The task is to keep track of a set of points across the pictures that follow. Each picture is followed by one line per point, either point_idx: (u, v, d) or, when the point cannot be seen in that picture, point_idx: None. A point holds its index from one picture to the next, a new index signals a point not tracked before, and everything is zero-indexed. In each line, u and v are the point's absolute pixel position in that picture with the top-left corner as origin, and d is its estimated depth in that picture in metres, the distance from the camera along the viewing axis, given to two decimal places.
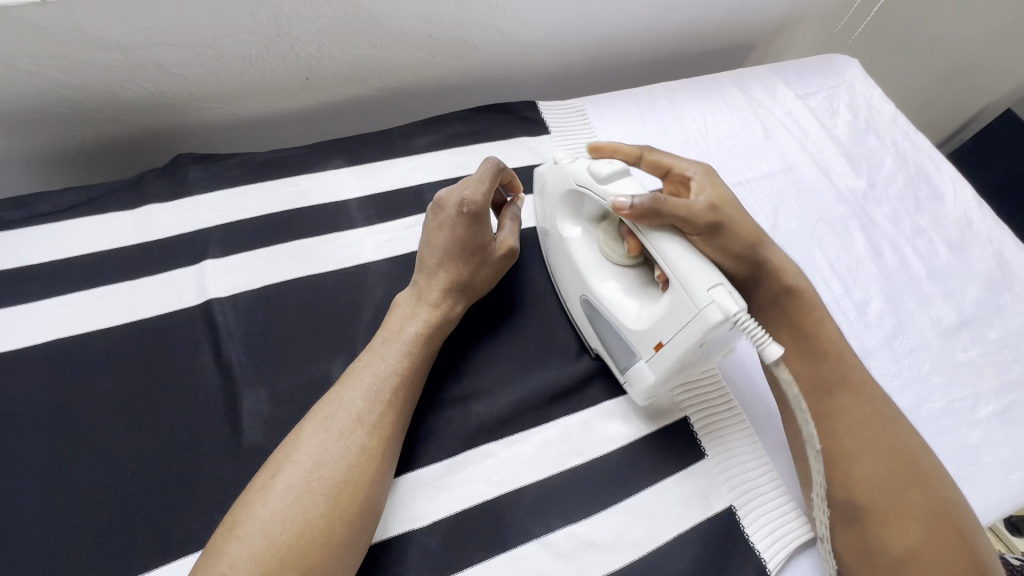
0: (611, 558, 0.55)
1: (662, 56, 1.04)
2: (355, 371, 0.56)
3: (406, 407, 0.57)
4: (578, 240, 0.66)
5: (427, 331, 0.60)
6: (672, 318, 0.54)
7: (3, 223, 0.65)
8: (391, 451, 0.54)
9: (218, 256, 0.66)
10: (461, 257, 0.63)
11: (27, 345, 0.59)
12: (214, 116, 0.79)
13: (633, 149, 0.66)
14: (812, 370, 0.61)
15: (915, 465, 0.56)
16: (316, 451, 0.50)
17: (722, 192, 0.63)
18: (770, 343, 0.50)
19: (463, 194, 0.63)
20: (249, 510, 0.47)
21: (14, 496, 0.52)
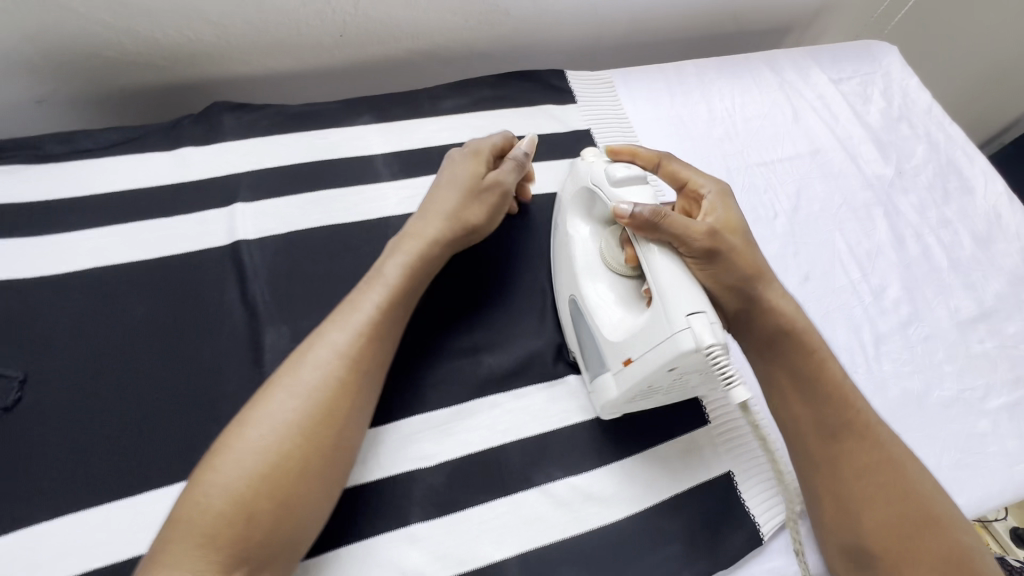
0: (608, 511, 0.57)
1: (695, 33, 1.03)
2: (338, 309, 0.57)
3: (385, 348, 0.56)
4: (582, 239, 0.63)
5: (410, 262, 0.59)
6: (646, 336, 0.53)
7: (50, 157, 0.69)
8: (367, 390, 0.54)
9: (247, 201, 0.69)
10: (456, 189, 0.64)
11: (67, 270, 0.62)
12: (250, 69, 0.81)
13: (654, 155, 0.63)
14: (815, 414, 0.57)
15: (901, 477, 0.54)
16: (295, 384, 0.51)
17: (734, 219, 0.59)
18: (739, 389, 0.49)
19: (470, 141, 0.68)
20: (227, 443, 0.48)
21: (52, 407, 0.56)
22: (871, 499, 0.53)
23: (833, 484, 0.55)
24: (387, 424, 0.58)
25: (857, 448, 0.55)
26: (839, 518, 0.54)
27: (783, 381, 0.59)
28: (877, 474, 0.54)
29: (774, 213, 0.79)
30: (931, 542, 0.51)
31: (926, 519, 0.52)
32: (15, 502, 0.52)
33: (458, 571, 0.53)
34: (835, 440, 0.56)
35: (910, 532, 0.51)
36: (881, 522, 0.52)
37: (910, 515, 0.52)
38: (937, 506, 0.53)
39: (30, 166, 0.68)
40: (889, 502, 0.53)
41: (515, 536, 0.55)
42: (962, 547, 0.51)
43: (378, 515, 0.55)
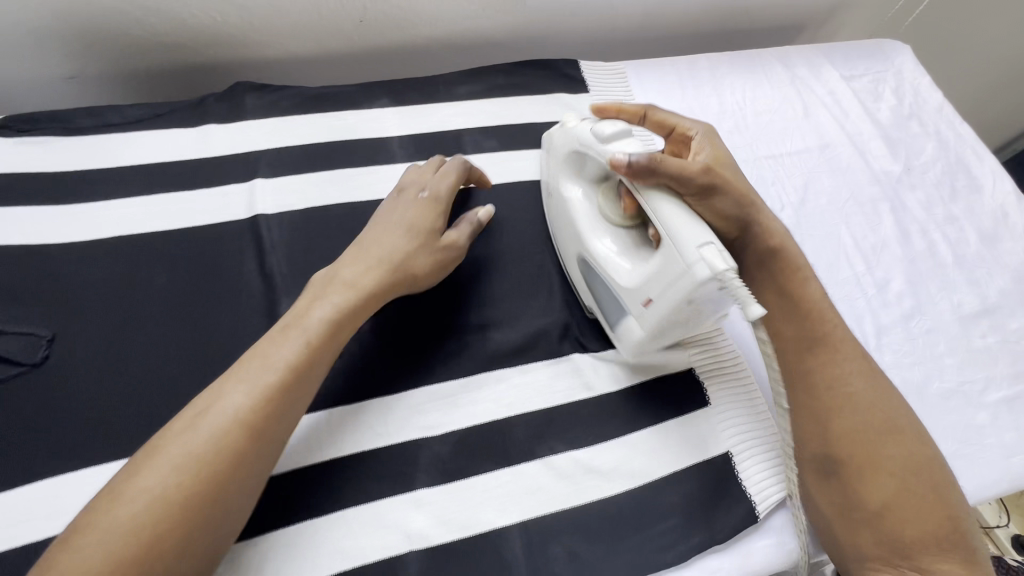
0: (608, 485, 0.59)
1: (709, 28, 1.04)
2: (244, 360, 0.51)
3: (296, 404, 0.52)
4: (579, 200, 0.66)
5: (340, 312, 0.56)
6: (661, 276, 0.55)
7: (80, 130, 0.71)
8: (270, 452, 0.50)
9: (267, 177, 0.71)
10: (405, 235, 0.63)
11: (94, 237, 0.65)
12: (272, 52, 0.84)
13: (639, 107, 0.67)
14: (796, 330, 0.61)
15: (870, 395, 0.58)
16: (179, 453, 0.45)
17: (722, 154, 0.64)
18: (752, 304, 0.49)
19: (427, 184, 0.67)
20: (97, 518, 0.42)
21: (77, 365, 0.58)
22: (843, 409, 0.57)
23: (810, 399, 0.59)
24: (395, 394, 0.61)
25: (831, 365, 0.60)
26: (814, 428, 0.58)
27: (784, 332, 0.62)
28: (848, 389, 0.58)
29: (781, 205, 0.80)
30: (890, 450, 0.56)
31: (889, 432, 0.56)
32: (40, 452, 0.54)
33: (461, 536, 0.55)
34: (810, 355, 0.60)
35: (873, 442, 0.56)
36: (848, 428, 0.56)
37: (877, 425, 0.57)
38: (902, 423, 0.57)
39: (60, 138, 0.70)
40: (859, 412, 0.57)
41: (517, 505, 0.57)
42: (921, 461, 0.55)
43: (385, 479, 0.57)
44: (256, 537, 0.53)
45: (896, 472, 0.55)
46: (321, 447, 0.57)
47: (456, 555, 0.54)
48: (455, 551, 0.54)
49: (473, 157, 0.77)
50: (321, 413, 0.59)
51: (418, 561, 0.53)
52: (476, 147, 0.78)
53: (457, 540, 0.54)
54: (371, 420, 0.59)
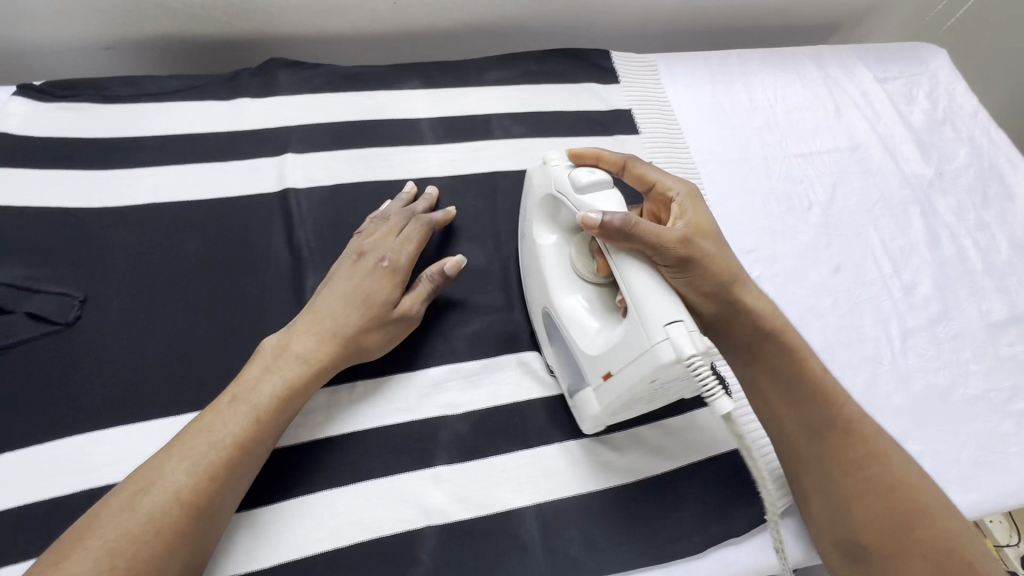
0: (625, 472, 0.59)
1: (740, 24, 1.03)
2: (189, 434, 0.50)
3: (240, 480, 0.50)
4: (550, 250, 0.61)
5: (285, 391, 0.54)
6: (625, 350, 0.51)
7: (117, 98, 0.72)
8: (209, 532, 0.48)
9: (298, 152, 0.71)
10: (356, 308, 0.59)
11: (129, 203, 0.66)
12: (305, 30, 0.84)
13: (620, 157, 0.62)
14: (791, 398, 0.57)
15: (887, 475, 0.53)
16: (114, 535, 0.44)
17: (705, 221, 0.57)
18: (722, 399, 0.46)
19: (388, 249, 0.63)
20: None
21: (107, 328, 0.59)
22: (858, 489, 0.53)
23: (822, 483, 0.55)
24: (418, 372, 0.61)
25: (845, 445, 0.55)
26: (829, 511, 0.54)
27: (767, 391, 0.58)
28: (864, 468, 0.54)
29: (809, 204, 0.80)
30: (919, 532, 0.50)
31: (913, 512, 0.51)
32: (68, 410, 0.55)
33: (478, 514, 0.55)
34: (819, 439, 0.55)
35: (897, 526, 0.51)
36: (866, 510, 0.52)
37: (899, 506, 0.52)
38: (926, 500, 0.52)
39: (97, 105, 0.71)
40: (876, 494, 0.53)
41: (535, 486, 0.57)
42: (952, 538, 0.50)
43: (405, 455, 0.57)
44: (277, 503, 0.54)
45: (929, 554, 0.49)
46: (345, 419, 0.58)
47: (473, 533, 0.54)
48: (472, 528, 0.54)
49: (502, 142, 0.77)
50: (345, 387, 0.59)
51: (435, 536, 0.54)
52: (504, 132, 0.78)
53: (474, 518, 0.55)
54: (394, 396, 0.60)
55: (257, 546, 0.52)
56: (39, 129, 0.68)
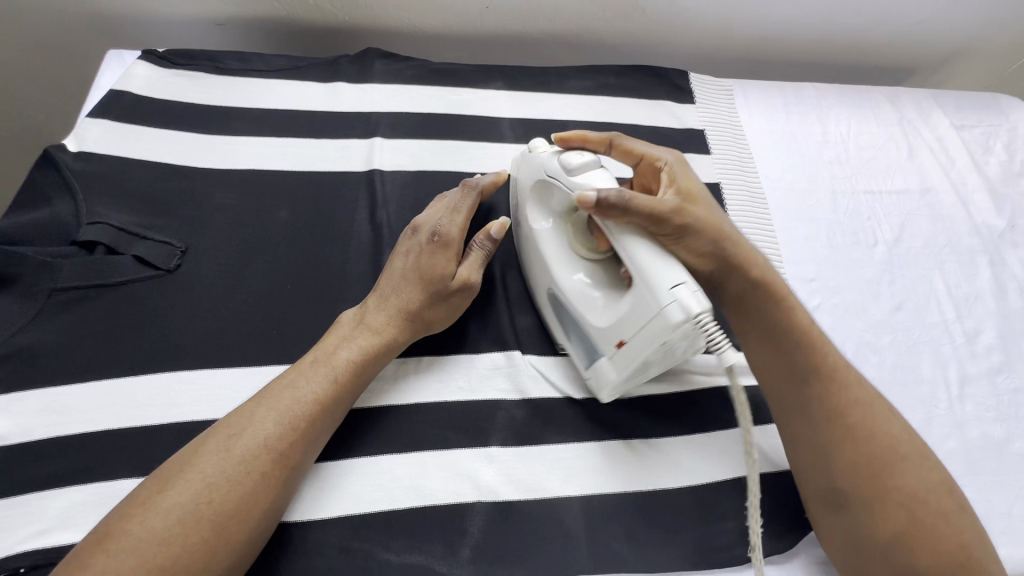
0: (671, 478, 0.60)
1: (815, 56, 1.04)
2: (275, 389, 0.54)
3: (319, 438, 0.54)
4: (546, 230, 0.63)
5: (362, 359, 0.57)
6: (632, 316, 0.52)
7: (228, 70, 0.78)
8: (291, 482, 0.52)
9: (386, 137, 0.76)
10: (417, 284, 0.62)
11: (231, 167, 0.71)
12: (401, 25, 0.89)
13: (605, 136, 0.65)
14: (784, 367, 0.58)
15: (870, 423, 0.55)
16: (211, 471, 0.48)
17: (696, 185, 0.59)
18: (730, 352, 0.50)
19: (438, 222, 0.64)
20: (125, 526, 0.45)
21: (203, 278, 0.64)
22: (844, 442, 0.55)
23: (809, 432, 0.56)
24: (481, 354, 0.64)
25: (829, 395, 0.56)
26: (814, 462, 0.56)
27: (768, 366, 0.59)
28: (849, 417, 0.56)
29: (874, 240, 0.80)
30: (897, 478, 0.53)
31: (889, 460, 0.54)
32: (162, 348, 0.59)
33: (526, 497, 0.57)
34: (805, 387, 0.57)
35: (874, 473, 0.54)
36: (852, 457, 0.54)
37: (878, 456, 0.54)
38: (903, 450, 0.55)
39: (211, 75, 0.77)
40: (856, 443, 0.55)
41: (583, 479, 0.59)
42: (925, 485, 0.53)
43: (463, 431, 0.60)
44: (343, 460, 0.57)
45: (904, 502, 0.52)
46: (408, 390, 0.61)
47: (522, 514, 0.56)
48: (520, 509, 0.56)
49: None
50: (412, 361, 0.63)
51: (485, 513, 0.56)
52: None
53: (523, 501, 0.57)
54: (456, 374, 0.62)
55: (320, 498, 0.55)
56: (159, 92, 0.74)
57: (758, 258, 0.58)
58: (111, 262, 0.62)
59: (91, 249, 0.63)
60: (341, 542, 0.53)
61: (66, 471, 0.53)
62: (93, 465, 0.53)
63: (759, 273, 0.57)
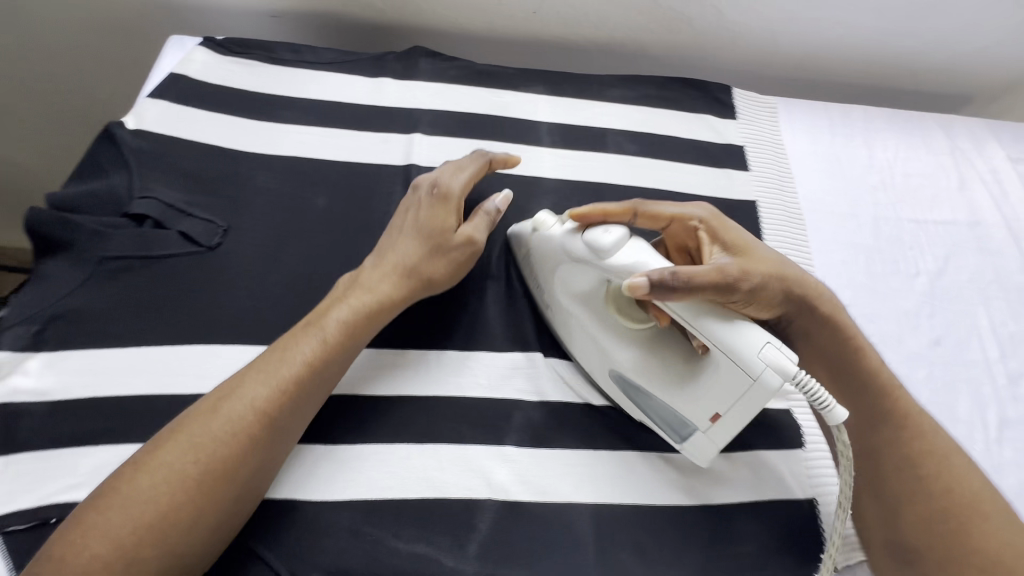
0: (684, 495, 0.59)
1: (867, 79, 1.01)
2: (266, 355, 0.55)
3: (308, 399, 0.54)
4: (585, 310, 0.62)
5: (352, 313, 0.58)
6: (726, 386, 0.52)
7: (279, 60, 0.81)
8: (278, 445, 0.52)
9: (426, 133, 0.77)
10: (415, 240, 0.63)
11: (275, 153, 0.73)
12: (448, 25, 0.91)
13: (627, 206, 0.59)
14: (852, 411, 0.59)
15: (943, 475, 0.55)
16: (198, 433, 0.50)
17: (740, 237, 0.59)
18: (836, 409, 0.49)
19: (439, 176, 0.65)
20: (122, 483, 0.47)
21: (242, 258, 0.66)
22: (908, 495, 0.55)
23: (870, 479, 0.58)
24: (500, 353, 0.64)
25: (900, 441, 0.57)
26: (877, 515, 0.56)
27: (837, 407, 0.60)
28: (916, 467, 0.56)
29: (916, 270, 0.77)
30: (969, 537, 0.52)
31: (959, 517, 0.53)
32: (198, 322, 0.62)
33: (537, 500, 0.57)
34: (870, 430, 0.58)
35: (944, 532, 0.53)
36: (916, 511, 0.54)
37: (947, 511, 0.53)
38: (977, 504, 0.53)
39: (264, 65, 0.80)
40: (927, 497, 0.54)
41: (595, 487, 0.58)
42: (1001, 545, 0.51)
43: (478, 427, 0.60)
44: (361, 445, 0.58)
45: (979, 566, 0.51)
46: (428, 383, 0.62)
47: (531, 516, 0.56)
48: (530, 512, 0.56)
49: (614, 156, 0.79)
50: (435, 355, 0.64)
51: (495, 511, 0.56)
52: (617, 147, 0.81)
53: (533, 502, 0.57)
54: (477, 371, 0.63)
55: (335, 480, 0.56)
56: (214, 78, 0.78)
57: (824, 294, 0.59)
58: (159, 236, 0.65)
59: (140, 222, 0.66)
60: (351, 524, 0.54)
61: (99, 431, 0.55)
62: (125, 427, 0.56)
63: (825, 310, 0.59)
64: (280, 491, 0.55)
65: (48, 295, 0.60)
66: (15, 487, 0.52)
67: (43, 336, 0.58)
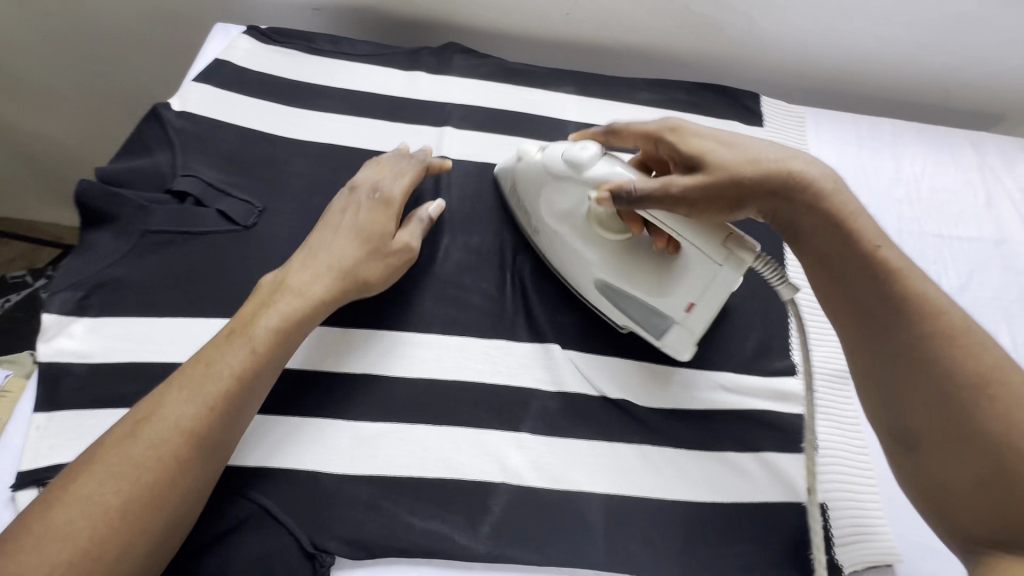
0: (694, 491, 0.60)
1: (897, 94, 1.01)
2: (189, 372, 0.54)
3: (240, 412, 0.54)
4: (563, 230, 0.66)
5: (285, 320, 0.58)
6: (697, 277, 0.59)
7: (319, 51, 0.84)
8: (208, 463, 0.52)
9: (457, 127, 0.79)
10: (354, 240, 0.64)
11: (311, 140, 0.76)
12: (483, 23, 0.93)
13: (599, 131, 0.69)
14: (841, 296, 0.53)
15: (953, 356, 0.47)
16: (118, 460, 0.49)
17: (697, 142, 0.59)
18: (785, 288, 0.57)
19: (380, 182, 0.69)
20: (38, 524, 0.46)
21: (276, 238, 0.69)
22: (910, 378, 0.49)
23: (868, 368, 0.52)
24: (519, 343, 0.66)
25: (902, 326, 0.50)
26: (879, 403, 0.51)
27: (826, 292, 0.55)
28: (921, 349, 0.48)
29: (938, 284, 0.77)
30: (984, 416, 0.45)
31: (971, 395, 0.46)
32: (232, 297, 0.64)
33: (550, 487, 0.58)
34: (864, 315, 0.52)
35: (948, 413, 0.46)
36: (920, 394, 0.48)
37: (956, 390, 0.46)
38: (992, 381, 0.46)
39: (304, 54, 0.83)
40: (929, 376, 0.48)
41: (607, 478, 0.59)
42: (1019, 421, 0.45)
43: (496, 413, 0.61)
44: (382, 424, 0.60)
45: (991, 445, 0.44)
46: (449, 368, 0.63)
47: (543, 502, 0.57)
48: (541, 497, 0.58)
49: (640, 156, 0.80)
50: (456, 342, 0.65)
51: (508, 494, 0.57)
52: None
53: (545, 489, 0.58)
54: (497, 359, 0.64)
55: (355, 456, 0.58)
56: (257, 65, 0.81)
57: (801, 172, 0.55)
58: (199, 214, 0.67)
59: (182, 199, 0.69)
60: (369, 499, 0.56)
61: (135, 394, 0.58)
62: None
63: (804, 188, 0.54)
64: (303, 462, 0.57)
65: (94, 264, 0.63)
66: (57, 442, 0.55)
67: (86, 302, 0.61)
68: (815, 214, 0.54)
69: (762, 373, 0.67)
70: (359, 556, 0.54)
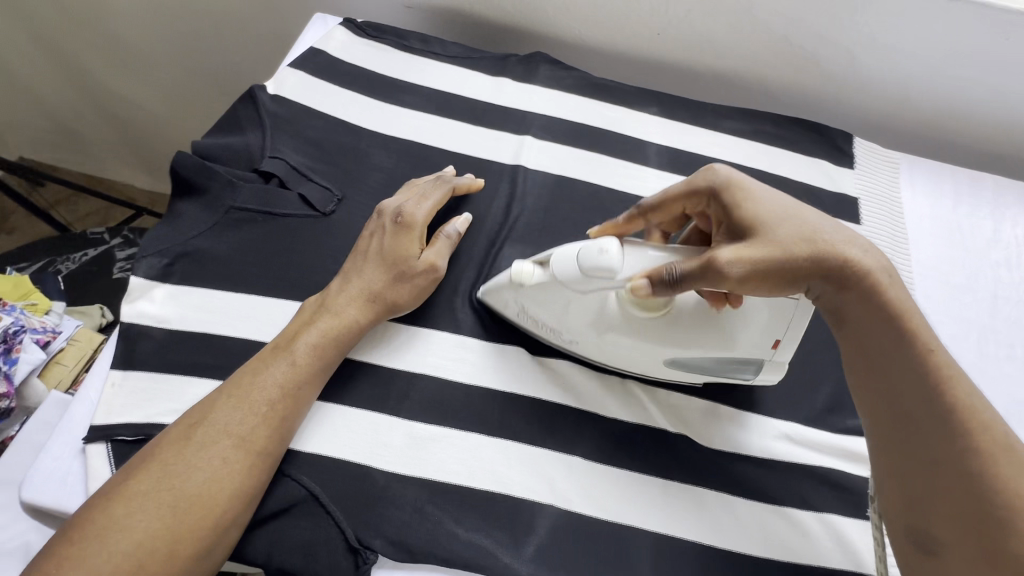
0: (748, 543, 0.57)
1: (1002, 148, 0.94)
2: (235, 382, 0.55)
3: (287, 421, 0.55)
4: (604, 329, 0.58)
5: (324, 338, 0.58)
6: (777, 318, 0.56)
7: (410, 48, 0.85)
8: (258, 467, 0.52)
9: (537, 137, 0.79)
10: (381, 266, 0.63)
11: (394, 135, 0.77)
12: (572, 35, 0.92)
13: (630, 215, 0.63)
14: (873, 385, 0.50)
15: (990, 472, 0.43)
16: (172, 461, 0.50)
17: (762, 207, 0.53)
18: None
19: (403, 205, 0.66)
20: (100, 514, 0.48)
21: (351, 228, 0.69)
22: (937, 485, 0.45)
23: (893, 464, 0.48)
24: (580, 363, 0.64)
25: (936, 431, 0.46)
26: (898, 500, 0.47)
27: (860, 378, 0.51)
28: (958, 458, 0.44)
29: None
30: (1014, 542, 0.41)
31: (1001, 517, 0.42)
32: (304, 280, 0.65)
33: (597, 515, 0.56)
34: (897, 411, 0.48)
35: (971, 531, 0.43)
36: (945, 503, 0.44)
37: (986, 509, 0.42)
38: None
39: (395, 50, 0.84)
40: (960, 494, 0.44)
41: (658, 515, 0.57)
42: None
43: (549, 432, 0.60)
44: (437, 427, 0.59)
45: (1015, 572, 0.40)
46: (509, 379, 0.62)
47: (589, 532, 0.56)
48: (588, 525, 0.56)
49: None
50: (517, 352, 0.64)
51: (555, 517, 0.56)
52: None
53: (592, 517, 0.56)
54: (557, 377, 0.63)
55: (406, 456, 0.57)
56: (350, 57, 0.83)
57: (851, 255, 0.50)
58: (282, 195, 0.69)
59: (267, 179, 0.70)
60: (416, 502, 0.56)
61: (205, 364, 0.60)
62: (229, 364, 0.60)
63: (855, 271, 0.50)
64: (356, 455, 0.57)
65: (182, 233, 0.65)
66: (128, 402, 0.57)
67: (170, 270, 0.64)
68: (860, 306, 0.50)
69: (832, 428, 0.63)
70: (402, 558, 0.54)
